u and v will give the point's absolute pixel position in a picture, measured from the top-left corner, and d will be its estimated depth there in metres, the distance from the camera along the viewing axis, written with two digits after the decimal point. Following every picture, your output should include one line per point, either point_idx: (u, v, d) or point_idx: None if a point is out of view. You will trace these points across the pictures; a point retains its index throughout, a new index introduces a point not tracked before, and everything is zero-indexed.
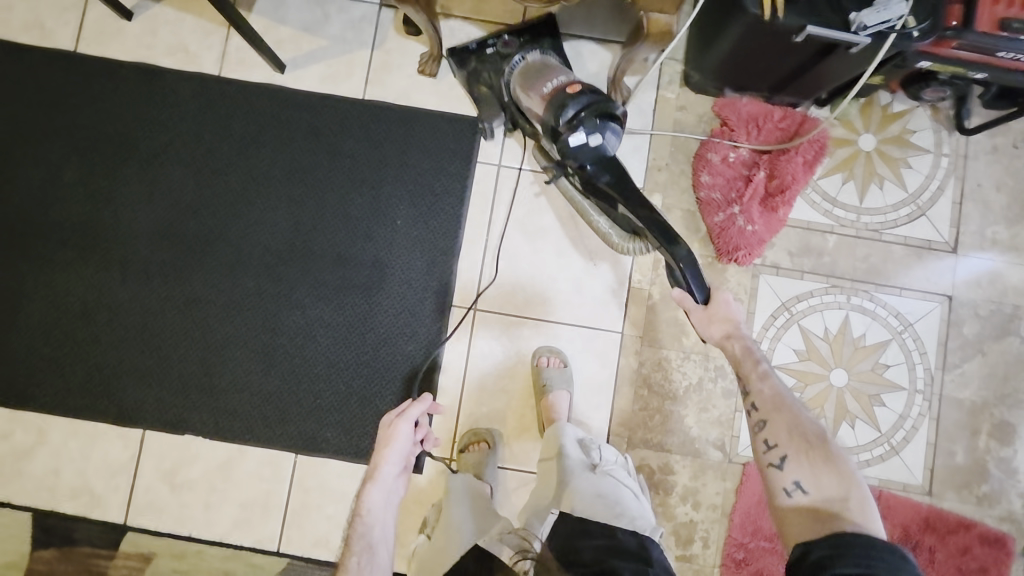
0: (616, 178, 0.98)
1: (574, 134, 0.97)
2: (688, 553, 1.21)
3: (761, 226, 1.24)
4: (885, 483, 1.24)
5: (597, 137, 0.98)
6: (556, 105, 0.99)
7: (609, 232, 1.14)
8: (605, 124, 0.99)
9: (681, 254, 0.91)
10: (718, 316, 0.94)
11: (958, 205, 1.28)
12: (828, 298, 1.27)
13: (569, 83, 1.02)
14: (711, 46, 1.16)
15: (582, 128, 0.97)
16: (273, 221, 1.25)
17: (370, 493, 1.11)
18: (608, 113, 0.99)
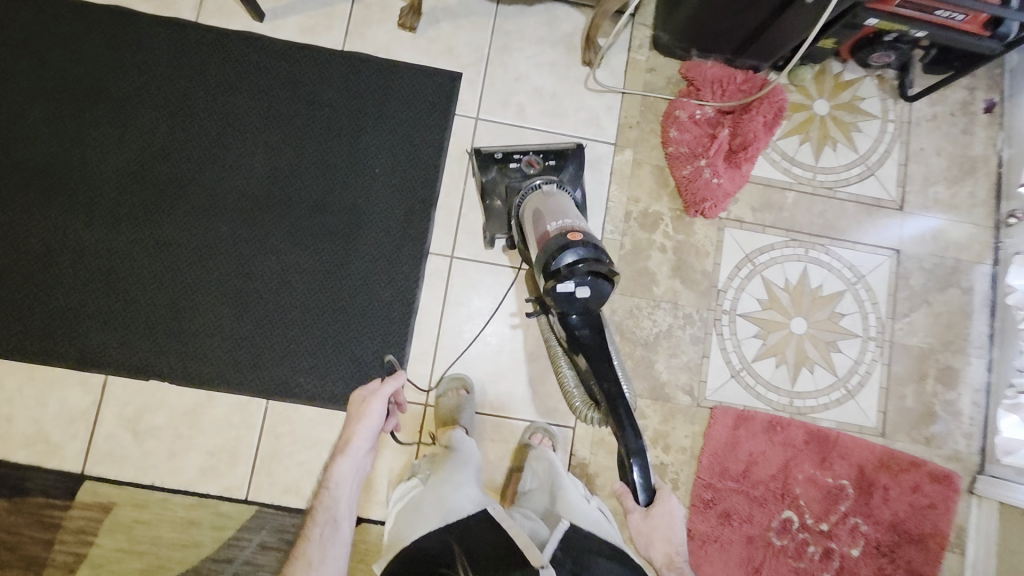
0: (594, 337, 1.02)
1: (562, 284, 0.97)
2: None
3: (726, 179, 1.30)
4: (842, 425, 1.30)
5: (586, 290, 0.99)
6: (548, 252, 0.98)
7: (572, 393, 1.12)
8: (596, 282, 0.98)
9: (635, 446, 0.93)
10: (659, 535, 1.03)
11: (903, 166, 1.38)
12: (788, 251, 1.34)
13: (573, 228, 1.01)
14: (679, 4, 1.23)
15: (570, 280, 0.97)
16: (249, 166, 1.25)
17: (339, 464, 1.04)
18: (599, 274, 0.98)
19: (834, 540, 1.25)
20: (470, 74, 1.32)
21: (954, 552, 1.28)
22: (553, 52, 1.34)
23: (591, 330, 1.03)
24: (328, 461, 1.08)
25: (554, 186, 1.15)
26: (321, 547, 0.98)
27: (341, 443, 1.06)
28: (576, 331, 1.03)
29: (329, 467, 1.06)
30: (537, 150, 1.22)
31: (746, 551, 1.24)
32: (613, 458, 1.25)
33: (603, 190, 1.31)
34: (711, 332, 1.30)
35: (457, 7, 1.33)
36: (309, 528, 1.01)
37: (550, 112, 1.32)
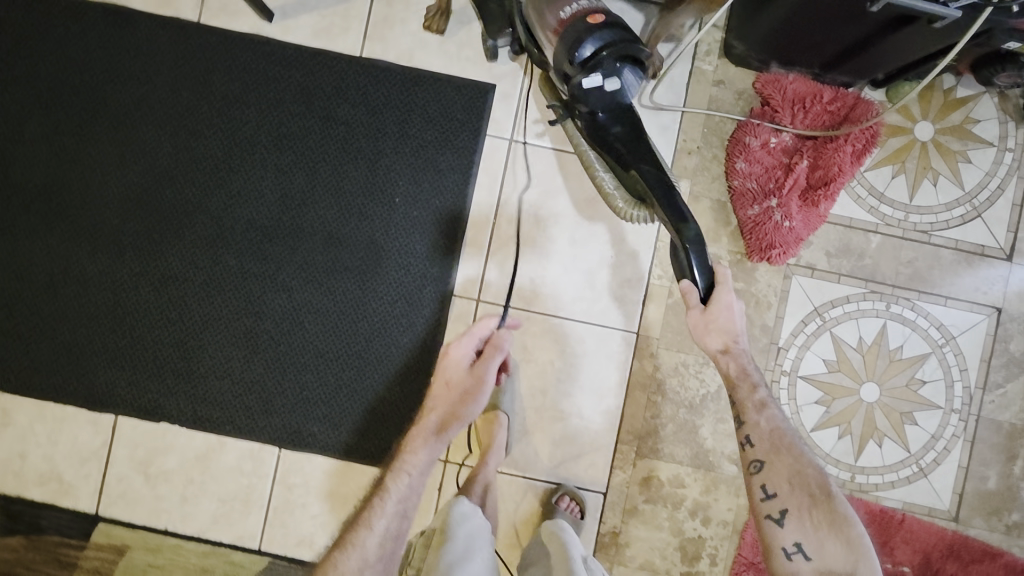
0: (628, 131, 0.89)
1: (589, 78, 0.85)
2: (693, 569, 1.14)
3: (799, 222, 1.11)
4: (909, 506, 1.16)
5: (615, 82, 0.87)
6: (566, 44, 0.84)
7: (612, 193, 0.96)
8: (624, 70, 0.86)
9: (690, 234, 0.83)
10: (717, 327, 0.90)
11: (1019, 207, 1.15)
12: (865, 305, 1.15)
13: (590, 9, 0.85)
14: (760, 13, 1.00)
15: (599, 72, 0.85)
16: (258, 192, 1.13)
17: (422, 448, 0.98)
18: (626, 56, 0.85)
19: None
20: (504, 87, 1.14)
21: None
22: None
23: (626, 128, 0.89)
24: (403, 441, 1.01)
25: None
26: (381, 545, 0.90)
27: (436, 421, 1.01)
28: (609, 132, 0.90)
29: (405, 450, 0.99)
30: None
31: None
32: (646, 527, 1.15)
33: (653, 228, 1.14)
34: (766, 395, 1.15)
35: None
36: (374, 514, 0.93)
37: None
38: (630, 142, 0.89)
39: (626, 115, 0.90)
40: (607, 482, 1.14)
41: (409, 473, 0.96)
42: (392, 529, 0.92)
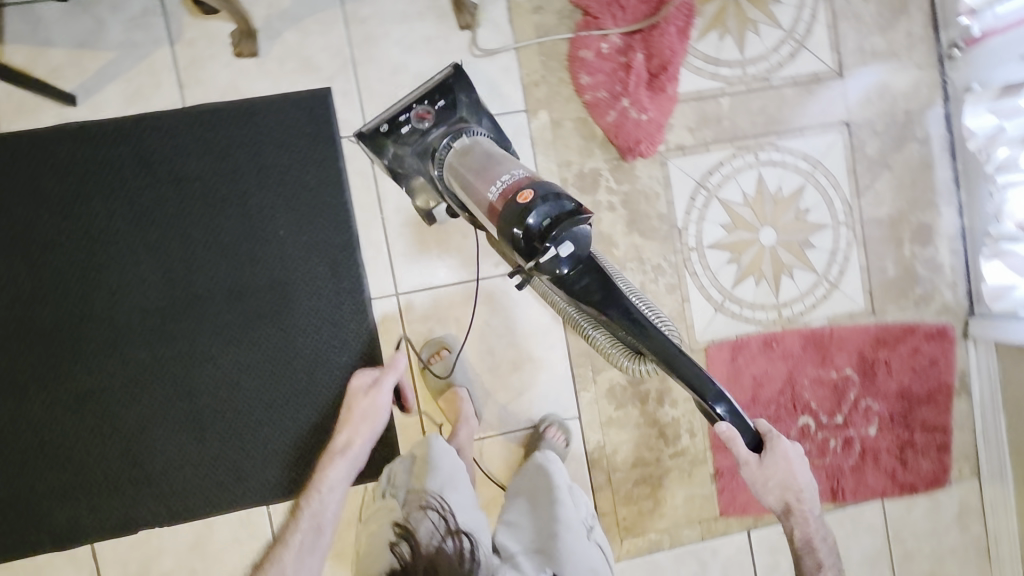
0: (600, 283, 0.86)
1: (543, 254, 0.80)
2: (679, 448, 1.24)
3: (654, 111, 1.17)
4: (834, 319, 1.28)
5: (567, 247, 0.81)
6: (506, 219, 0.82)
7: (614, 353, 0.94)
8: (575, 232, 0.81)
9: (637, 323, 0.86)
10: (778, 478, 0.93)
11: (832, 27, 1.25)
12: (738, 163, 1.24)
13: (521, 183, 0.84)
14: None
15: (552, 245, 0.80)
16: (139, 279, 1.09)
17: (330, 468, 1.02)
18: (569, 217, 0.80)
19: (851, 427, 1.28)
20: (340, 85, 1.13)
21: (959, 396, 1.32)
22: (425, 26, 1.14)
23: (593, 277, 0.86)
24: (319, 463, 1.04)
25: (465, 136, 1.01)
26: (299, 556, 0.96)
27: (342, 441, 1.05)
28: (579, 287, 0.87)
29: (320, 471, 1.02)
30: (418, 99, 1.04)
31: None
32: (626, 431, 1.23)
33: (530, 166, 1.18)
34: (684, 275, 1.23)
35: (293, 9, 1.11)
36: (289, 531, 0.99)
37: None
38: (601, 293, 0.86)
39: (589, 265, 0.86)
40: (579, 406, 1.21)
41: (321, 494, 1.00)
42: (308, 541, 0.98)
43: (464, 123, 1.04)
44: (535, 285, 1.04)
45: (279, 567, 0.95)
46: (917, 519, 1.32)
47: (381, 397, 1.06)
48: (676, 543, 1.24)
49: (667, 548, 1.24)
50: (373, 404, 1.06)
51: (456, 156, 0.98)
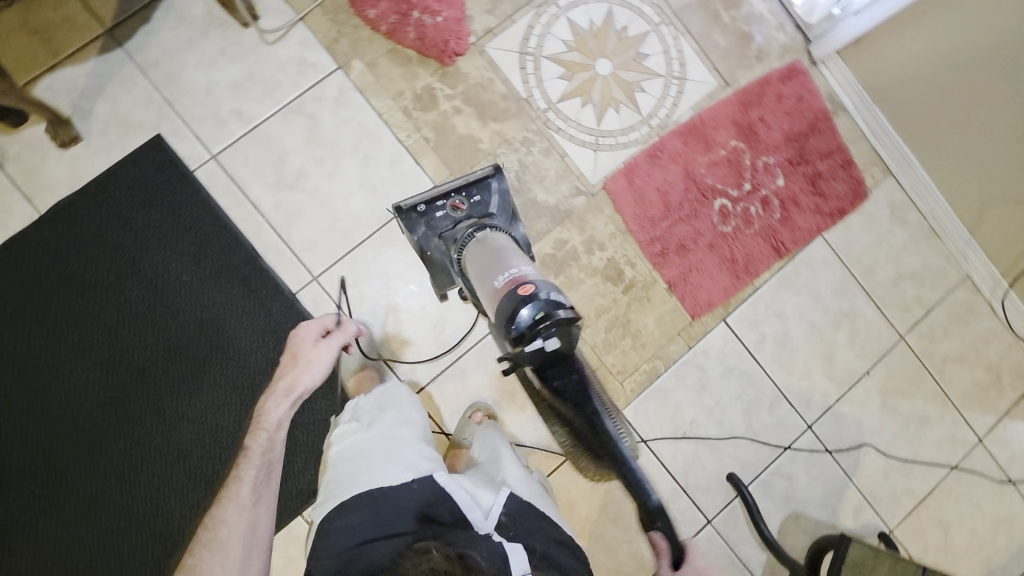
0: (567, 370, 0.91)
1: (529, 344, 0.83)
2: (626, 282, 1.31)
3: (446, 11, 1.26)
4: (698, 106, 1.36)
5: (553, 343, 0.84)
6: (504, 307, 0.84)
7: (573, 448, 1.18)
8: (564, 333, 0.84)
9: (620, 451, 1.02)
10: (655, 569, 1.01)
11: None
12: (545, 18, 1.31)
13: (521, 278, 0.87)
14: None
15: (539, 337, 0.83)
16: (84, 382, 1.13)
17: (272, 408, 1.01)
18: (564, 322, 0.83)
19: (761, 187, 1.36)
20: (167, 127, 1.18)
21: (838, 115, 1.40)
22: (213, 40, 1.19)
23: None
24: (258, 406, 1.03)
25: (488, 230, 1.04)
26: (255, 488, 0.94)
27: (283, 385, 1.02)
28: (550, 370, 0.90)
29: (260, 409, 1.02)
30: (457, 189, 1.10)
31: (715, 255, 1.34)
32: (574, 291, 1.29)
33: (369, 112, 1.24)
34: (552, 135, 1.30)
35: (91, 84, 1.16)
36: (239, 469, 0.95)
37: (263, 93, 1.21)
38: (576, 391, 0.98)
39: (569, 365, 0.88)
40: None
41: (268, 429, 0.99)
42: (259, 480, 0.95)
43: (487, 219, 1.09)
44: (521, 371, 1.13)
45: (234, 505, 0.92)
46: (859, 234, 1.40)
47: (325, 345, 1.05)
48: (669, 361, 1.31)
49: (664, 370, 1.31)
50: (319, 353, 1.05)
51: (472, 257, 1.01)
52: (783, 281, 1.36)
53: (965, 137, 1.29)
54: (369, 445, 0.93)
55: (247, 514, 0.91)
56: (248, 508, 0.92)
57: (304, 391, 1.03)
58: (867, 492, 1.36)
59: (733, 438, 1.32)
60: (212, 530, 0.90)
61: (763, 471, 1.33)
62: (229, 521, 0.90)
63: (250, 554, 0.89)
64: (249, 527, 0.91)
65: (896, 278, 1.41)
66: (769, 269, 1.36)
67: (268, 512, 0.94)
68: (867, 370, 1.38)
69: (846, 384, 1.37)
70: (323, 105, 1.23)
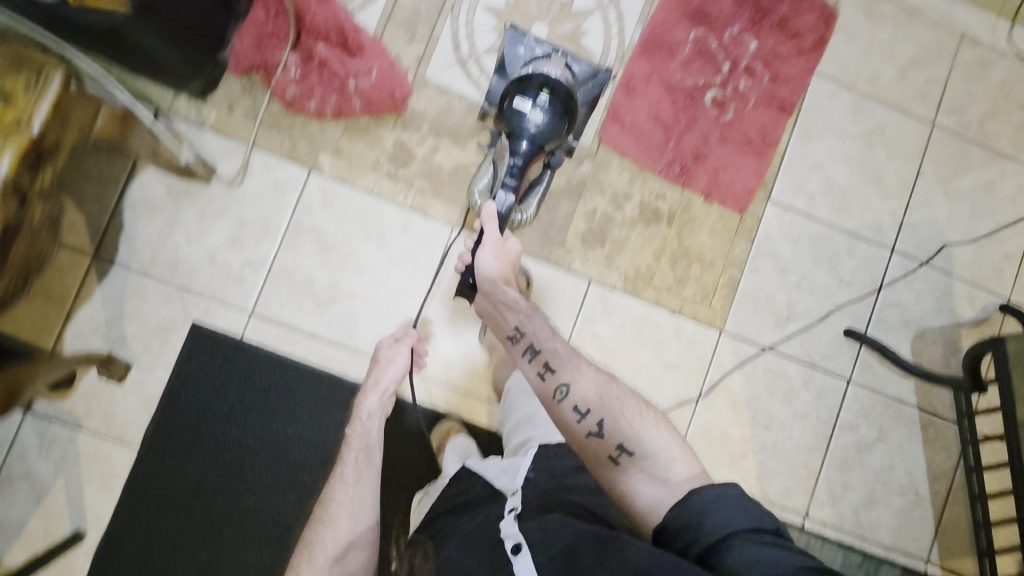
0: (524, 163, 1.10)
1: (519, 96, 1.11)
2: (666, 214, 1.30)
3: (375, 61, 1.20)
4: (644, 17, 1.31)
5: (536, 113, 1.10)
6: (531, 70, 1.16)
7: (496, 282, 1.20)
8: (548, 118, 1.11)
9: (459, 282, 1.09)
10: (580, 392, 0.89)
11: None
12: (463, 17, 1.26)
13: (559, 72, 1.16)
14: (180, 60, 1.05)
15: (530, 94, 1.11)
16: (261, 564, 1.16)
17: (367, 400, 1.08)
18: (550, 97, 1.11)
19: (739, 60, 1.32)
20: (197, 311, 1.17)
21: None
22: (188, 211, 1.17)
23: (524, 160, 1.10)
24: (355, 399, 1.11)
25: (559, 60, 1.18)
26: (357, 469, 1.00)
27: (369, 396, 1.09)
28: (516, 119, 1.10)
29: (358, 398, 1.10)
30: (576, 59, 1.21)
31: (731, 147, 1.32)
32: (625, 249, 1.29)
33: (360, 194, 1.22)
34: None
35: (110, 311, 1.15)
36: (343, 451, 1.03)
37: (260, 232, 1.19)
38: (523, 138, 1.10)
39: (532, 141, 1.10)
40: (582, 274, 1.28)
41: (363, 419, 1.07)
42: (359, 463, 1.01)
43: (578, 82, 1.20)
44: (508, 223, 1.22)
45: (341, 481, 0.99)
46: (849, 51, 1.37)
47: (400, 350, 1.12)
48: (741, 263, 1.32)
49: (740, 273, 1.32)
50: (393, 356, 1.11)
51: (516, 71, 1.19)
52: (803, 134, 1.34)
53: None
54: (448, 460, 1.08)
55: (352, 484, 0.98)
56: (352, 485, 0.98)
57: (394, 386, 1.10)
58: (970, 277, 1.38)
59: (832, 298, 1.34)
60: (325, 511, 0.96)
61: (872, 312, 1.34)
62: (339, 494, 0.98)
63: (359, 525, 0.95)
64: (353, 513, 0.96)
65: (902, 72, 1.38)
66: (787, 130, 1.34)
67: (371, 492, 0.99)
68: (917, 171, 1.37)
69: (905, 194, 1.36)
70: (317, 213, 1.21)
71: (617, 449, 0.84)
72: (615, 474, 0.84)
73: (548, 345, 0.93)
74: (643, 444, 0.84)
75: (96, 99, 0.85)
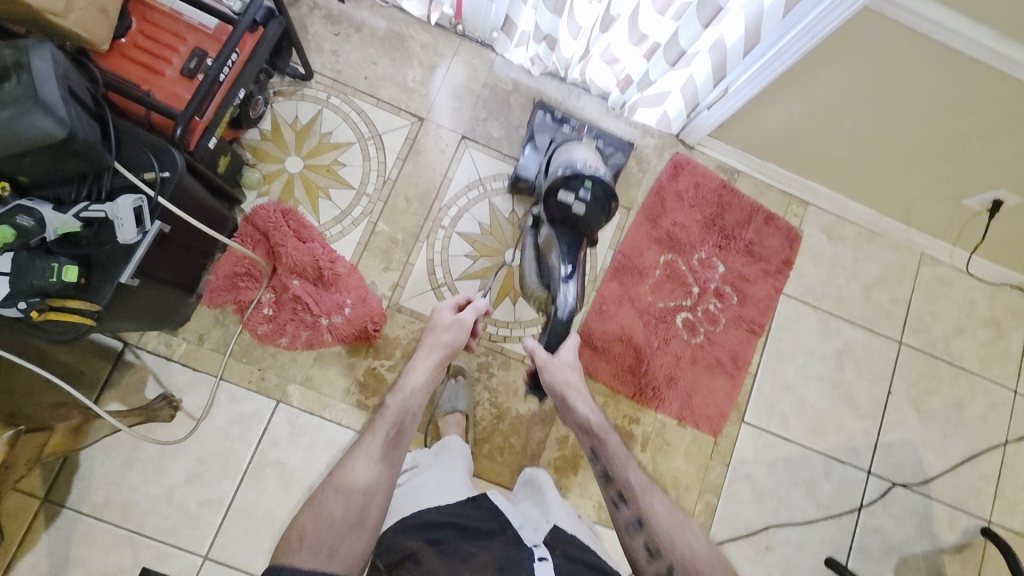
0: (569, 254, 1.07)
1: (563, 192, 1.05)
2: (638, 438, 1.29)
3: (350, 294, 1.22)
4: (614, 243, 1.36)
5: (581, 207, 1.04)
6: (569, 161, 1.11)
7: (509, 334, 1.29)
8: (593, 209, 1.04)
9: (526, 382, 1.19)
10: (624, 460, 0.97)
11: (380, 102, 1.33)
12: (439, 244, 1.30)
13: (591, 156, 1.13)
14: (160, 319, 1.08)
15: (574, 185, 1.04)
16: None
17: (416, 372, 1.05)
18: (598, 195, 1.04)
19: (707, 282, 1.37)
20: (146, 556, 1.11)
21: (736, 180, 1.42)
22: (148, 447, 1.14)
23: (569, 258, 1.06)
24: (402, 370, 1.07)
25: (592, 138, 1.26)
26: (386, 445, 0.94)
27: (421, 352, 1.08)
28: (557, 207, 1.05)
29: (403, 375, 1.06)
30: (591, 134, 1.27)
31: (702, 368, 1.33)
32: None
33: (328, 425, 1.20)
34: (502, 346, 1.29)
35: (53, 560, 1.09)
36: (374, 425, 0.97)
37: (223, 467, 1.15)
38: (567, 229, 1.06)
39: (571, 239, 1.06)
40: None
41: (405, 389, 1.03)
42: (388, 437, 0.95)
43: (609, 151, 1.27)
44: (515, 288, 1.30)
45: (364, 453, 0.92)
46: (813, 272, 1.41)
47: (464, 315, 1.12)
48: (717, 488, 1.29)
49: (717, 499, 1.29)
50: (447, 323, 1.09)
51: (556, 153, 1.19)
52: (772, 354, 1.36)
53: (872, 160, 1.24)
54: (424, 480, 1.01)
55: (377, 461, 0.91)
56: (362, 458, 0.91)
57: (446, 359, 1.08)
58: (951, 500, 1.35)
59: (812, 524, 1.30)
60: (340, 478, 0.88)
61: (853, 540, 1.31)
62: (360, 469, 0.89)
63: (366, 512, 0.85)
64: (364, 497, 0.86)
65: (866, 291, 1.42)
66: (756, 351, 1.36)
67: (382, 498, 0.87)
68: (888, 390, 1.38)
69: (877, 415, 1.37)
70: (282, 444, 1.18)
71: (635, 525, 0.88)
72: (642, 572, 0.85)
73: (604, 438, 1.01)
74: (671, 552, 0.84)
75: (48, 427, 0.89)
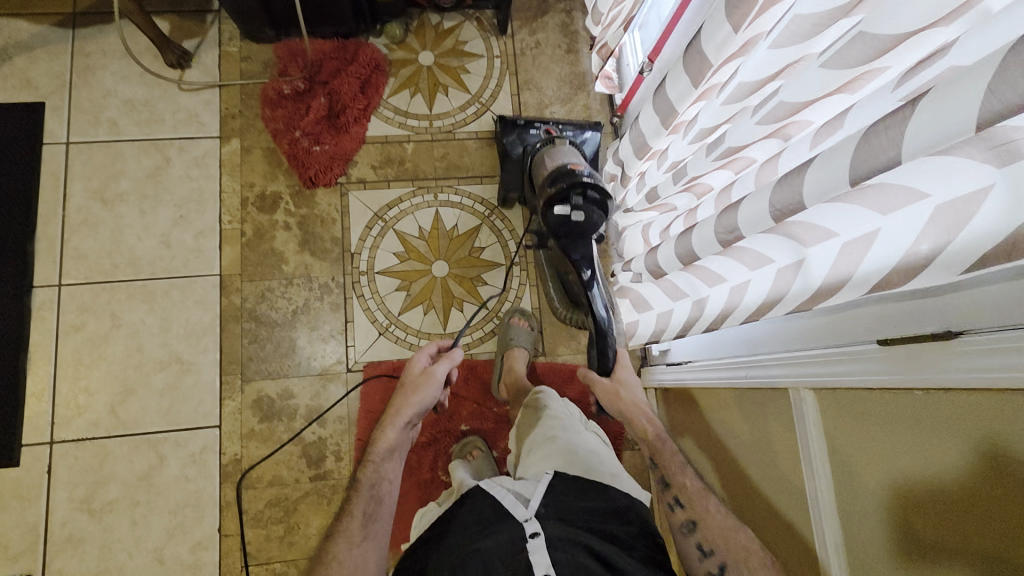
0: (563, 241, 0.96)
1: (560, 204, 0.94)
2: (320, 471, 1.20)
3: (330, 144, 1.33)
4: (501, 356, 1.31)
5: (581, 214, 0.94)
6: (557, 176, 0.97)
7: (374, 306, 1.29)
8: (591, 208, 0.95)
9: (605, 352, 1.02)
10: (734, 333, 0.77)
11: (516, 96, 1.42)
12: (417, 200, 1.35)
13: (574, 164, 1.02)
14: (241, 20, 1.28)
15: (568, 203, 0.94)
16: None
17: (388, 434, 0.98)
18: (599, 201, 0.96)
19: (505, 464, 1.26)
20: (54, 101, 1.29)
21: (629, 448, 1.29)
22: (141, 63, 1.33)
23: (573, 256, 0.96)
24: (374, 429, 1.01)
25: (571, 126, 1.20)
26: (363, 524, 0.86)
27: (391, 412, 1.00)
28: (553, 209, 0.94)
29: (377, 435, 0.99)
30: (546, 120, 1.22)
31: (417, 498, 1.22)
32: (266, 445, 1.20)
33: (214, 183, 1.30)
34: (352, 295, 1.29)
35: (29, 40, 1.30)
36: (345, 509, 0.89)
37: (145, 121, 1.31)
38: (569, 230, 0.95)
39: (572, 227, 0.94)
40: (219, 414, 1.20)
41: (378, 457, 0.95)
42: (363, 516, 0.87)
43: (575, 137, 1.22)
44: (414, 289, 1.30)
45: (345, 538, 0.84)
46: None
47: (437, 367, 1.05)
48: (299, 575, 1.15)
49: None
50: (416, 379, 1.04)
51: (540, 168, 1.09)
52: None
53: None
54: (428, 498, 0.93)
55: (356, 545, 0.83)
56: (356, 545, 0.83)
57: (419, 415, 1.02)
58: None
59: None
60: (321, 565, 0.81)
61: None
62: (341, 555, 0.82)
63: None
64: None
65: None
66: None
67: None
68: None
69: None
70: (182, 157, 1.30)
71: (686, 524, 0.88)
72: None
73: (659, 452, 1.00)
74: (725, 545, 0.82)
75: None
